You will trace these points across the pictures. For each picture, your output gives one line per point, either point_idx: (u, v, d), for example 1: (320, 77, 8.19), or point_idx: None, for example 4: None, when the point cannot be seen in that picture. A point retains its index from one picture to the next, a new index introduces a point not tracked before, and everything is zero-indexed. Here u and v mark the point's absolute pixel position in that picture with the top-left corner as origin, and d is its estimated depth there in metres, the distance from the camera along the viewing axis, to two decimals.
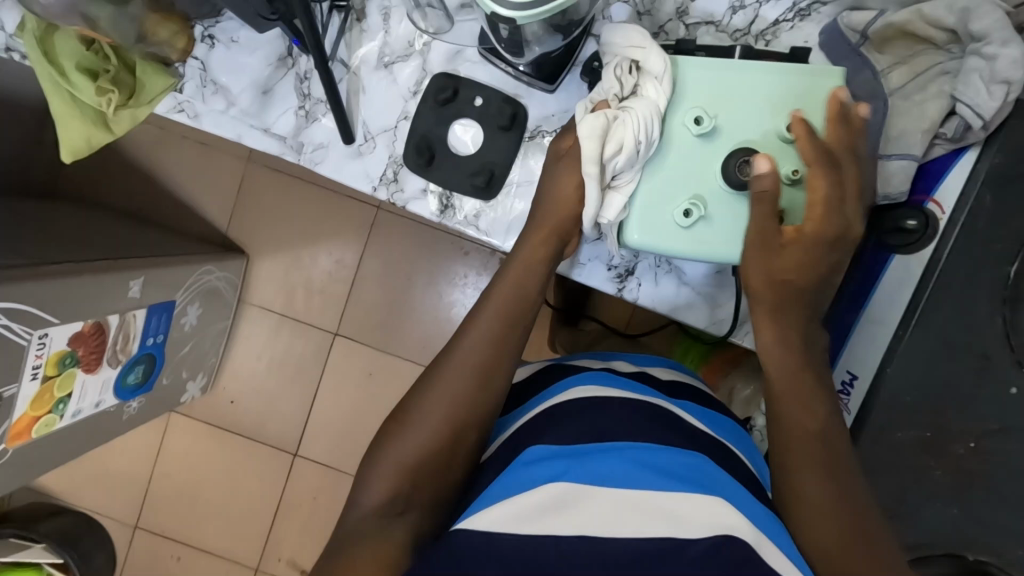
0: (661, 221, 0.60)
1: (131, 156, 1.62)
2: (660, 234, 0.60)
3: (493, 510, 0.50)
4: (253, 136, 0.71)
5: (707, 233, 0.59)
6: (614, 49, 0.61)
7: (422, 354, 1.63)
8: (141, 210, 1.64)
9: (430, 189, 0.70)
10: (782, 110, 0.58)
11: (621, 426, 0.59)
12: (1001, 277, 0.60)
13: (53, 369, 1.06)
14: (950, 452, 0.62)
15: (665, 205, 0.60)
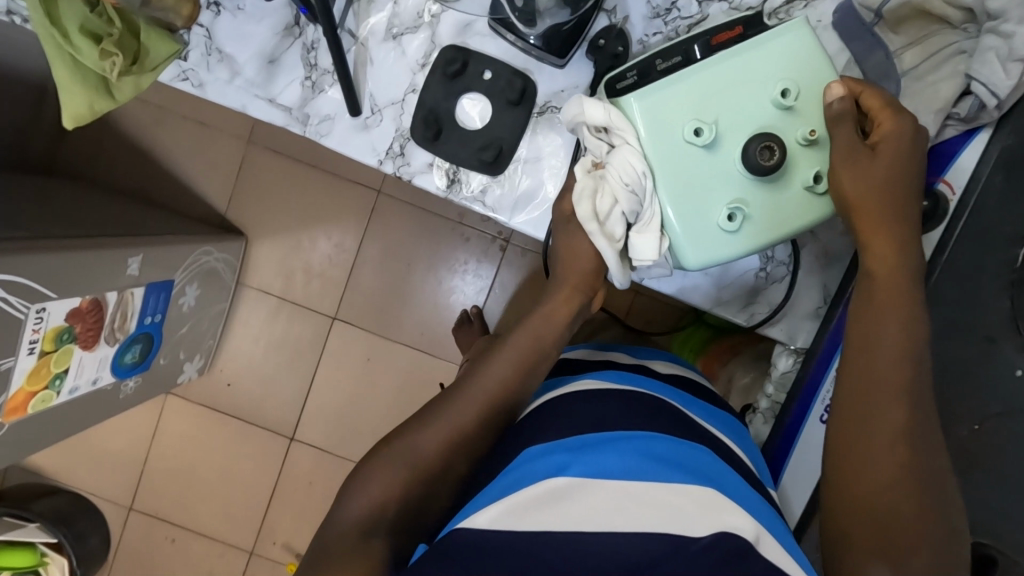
0: (705, 235, 0.58)
1: (130, 134, 1.60)
2: (709, 247, 0.59)
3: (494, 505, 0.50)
4: (258, 106, 0.70)
5: (757, 228, 0.59)
6: (572, 122, 0.60)
7: (421, 340, 1.62)
8: (139, 190, 1.62)
9: (436, 163, 0.69)
10: (768, 88, 0.57)
11: (625, 419, 0.60)
12: (1009, 260, 0.60)
13: (51, 345, 1.05)
14: (953, 434, 0.62)
15: (709, 214, 0.58)
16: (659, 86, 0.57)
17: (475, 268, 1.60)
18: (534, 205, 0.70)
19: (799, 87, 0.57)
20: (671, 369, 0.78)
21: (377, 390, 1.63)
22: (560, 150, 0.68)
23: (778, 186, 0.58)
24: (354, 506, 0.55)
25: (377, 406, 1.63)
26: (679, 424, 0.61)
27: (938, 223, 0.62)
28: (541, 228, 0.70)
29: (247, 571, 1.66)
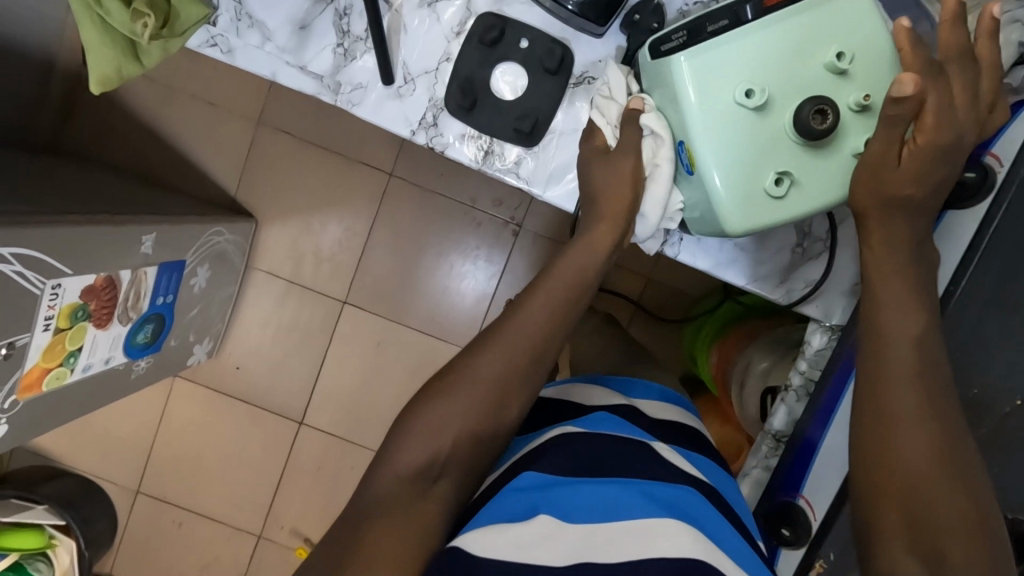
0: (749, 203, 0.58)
1: (137, 114, 1.58)
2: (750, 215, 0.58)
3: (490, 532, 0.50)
4: (288, 73, 0.68)
5: (804, 195, 0.58)
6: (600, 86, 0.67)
7: (431, 326, 1.61)
8: (146, 170, 1.60)
9: (469, 133, 0.68)
10: (823, 46, 0.55)
11: (616, 460, 0.60)
12: None
13: (65, 322, 1.03)
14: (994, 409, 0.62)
15: (755, 181, 0.57)
16: (712, 45, 0.56)
17: (486, 254, 1.59)
18: (568, 177, 0.69)
19: (854, 49, 0.56)
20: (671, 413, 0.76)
21: (387, 375, 1.62)
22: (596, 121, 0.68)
23: (826, 153, 0.57)
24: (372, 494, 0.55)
25: (387, 392, 1.63)
26: (668, 466, 0.62)
27: (983, 197, 0.63)
28: (575, 200, 0.69)
29: (255, 555, 1.65)
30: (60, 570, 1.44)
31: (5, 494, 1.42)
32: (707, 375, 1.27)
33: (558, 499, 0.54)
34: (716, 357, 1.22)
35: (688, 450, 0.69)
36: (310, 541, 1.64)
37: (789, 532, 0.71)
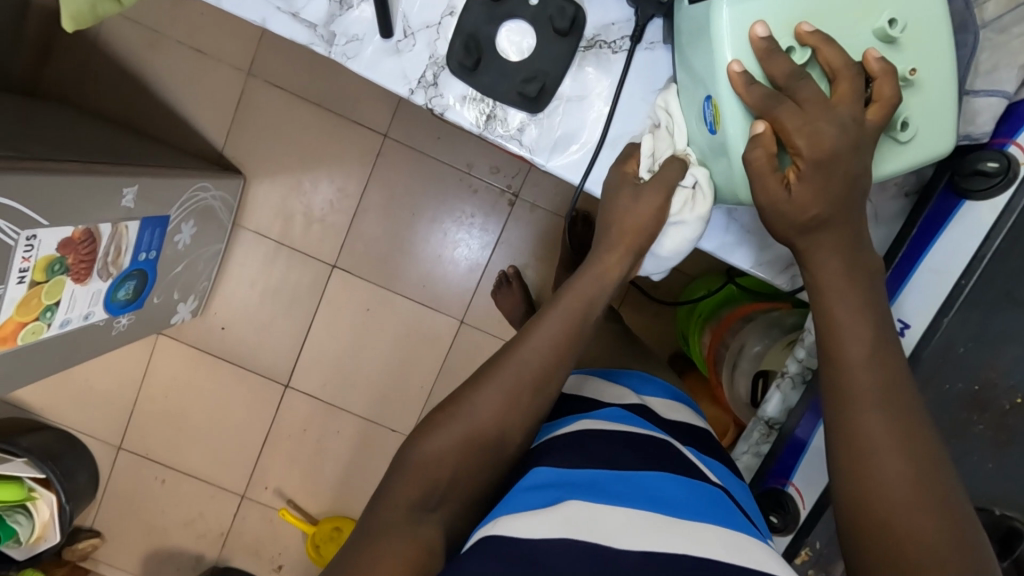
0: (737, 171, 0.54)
1: (120, 57, 1.50)
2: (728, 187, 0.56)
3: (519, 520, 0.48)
4: (279, 21, 0.63)
5: None
6: (612, 25, 0.63)
7: (424, 294, 1.58)
8: (128, 119, 1.53)
9: (472, 96, 0.64)
10: (873, 10, 0.50)
11: (630, 455, 0.58)
12: None
13: (42, 275, 1.00)
14: (995, 406, 0.60)
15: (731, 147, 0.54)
16: None
17: (481, 222, 1.56)
18: (574, 146, 0.65)
19: (912, 13, 0.50)
20: (675, 414, 0.73)
21: (375, 342, 1.60)
22: (606, 88, 0.64)
23: None
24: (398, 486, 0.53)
25: (375, 359, 1.61)
26: (682, 462, 0.59)
27: (1003, 189, 0.56)
28: (581, 171, 0.65)
29: (238, 514, 1.65)
30: (40, 523, 1.44)
31: None
32: (699, 356, 1.26)
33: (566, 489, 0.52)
34: (709, 338, 1.20)
35: (700, 451, 0.67)
36: (294, 503, 1.64)
37: (776, 519, 0.70)
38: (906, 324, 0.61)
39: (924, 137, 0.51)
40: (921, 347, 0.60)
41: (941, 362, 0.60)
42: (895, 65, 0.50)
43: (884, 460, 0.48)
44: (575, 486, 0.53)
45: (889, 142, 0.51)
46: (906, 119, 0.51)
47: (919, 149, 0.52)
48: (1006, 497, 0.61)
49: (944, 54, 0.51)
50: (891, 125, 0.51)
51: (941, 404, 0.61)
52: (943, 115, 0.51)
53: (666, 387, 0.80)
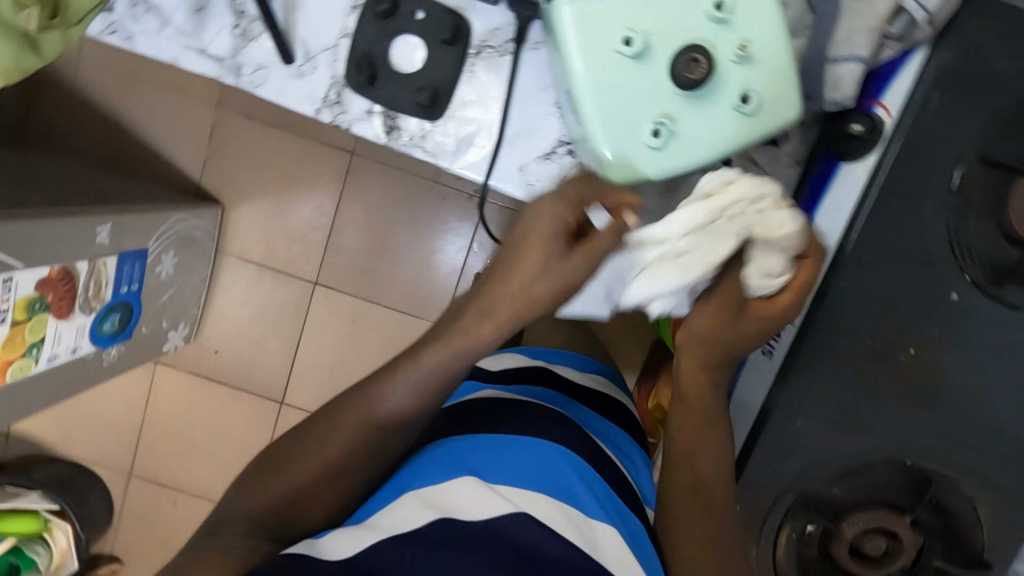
0: (631, 152, 0.53)
1: (99, 104, 1.58)
2: (653, 169, 0.53)
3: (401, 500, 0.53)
4: (189, 58, 0.68)
5: (688, 148, 0.52)
6: (494, 32, 0.66)
7: (405, 303, 1.63)
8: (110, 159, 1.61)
9: (375, 109, 0.68)
10: None
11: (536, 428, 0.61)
12: (945, 182, 0.57)
13: (22, 314, 1.06)
14: (893, 359, 0.61)
15: (627, 129, 0.52)
16: None
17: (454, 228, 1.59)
18: (474, 148, 0.69)
19: None
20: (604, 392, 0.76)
21: (362, 352, 1.65)
22: (497, 89, 0.67)
23: (705, 102, 0.52)
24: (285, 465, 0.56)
25: (363, 369, 1.65)
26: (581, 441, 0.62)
27: (872, 148, 0.58)
28: (483, 171, 0.69)
29: None
30: (59, 551, 1.51)
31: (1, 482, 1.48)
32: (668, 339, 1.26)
33: (471, 464, 0.57)
34: None
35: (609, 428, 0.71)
36: None
37: None
38: (797, 288, 0.63)
39: (770, 111, 0.52)
40: (812, 308, 0.61)
41: (833, 322, 0.61)
42: (723, 45, 0.51)
43: (696, 434, 0.62)
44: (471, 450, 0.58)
45: (737, 119, 0.52)
46: (747, 92, 0.51)
47: (769, 120, 0.52)
48: (917, 448, 0.63)
49: (778, 24, 0.51)
50: (734, 99, 0.51)
51: (839, 363, 0.61)
52: (784, 85, 0.52)
53: (588, 362, 0.82)
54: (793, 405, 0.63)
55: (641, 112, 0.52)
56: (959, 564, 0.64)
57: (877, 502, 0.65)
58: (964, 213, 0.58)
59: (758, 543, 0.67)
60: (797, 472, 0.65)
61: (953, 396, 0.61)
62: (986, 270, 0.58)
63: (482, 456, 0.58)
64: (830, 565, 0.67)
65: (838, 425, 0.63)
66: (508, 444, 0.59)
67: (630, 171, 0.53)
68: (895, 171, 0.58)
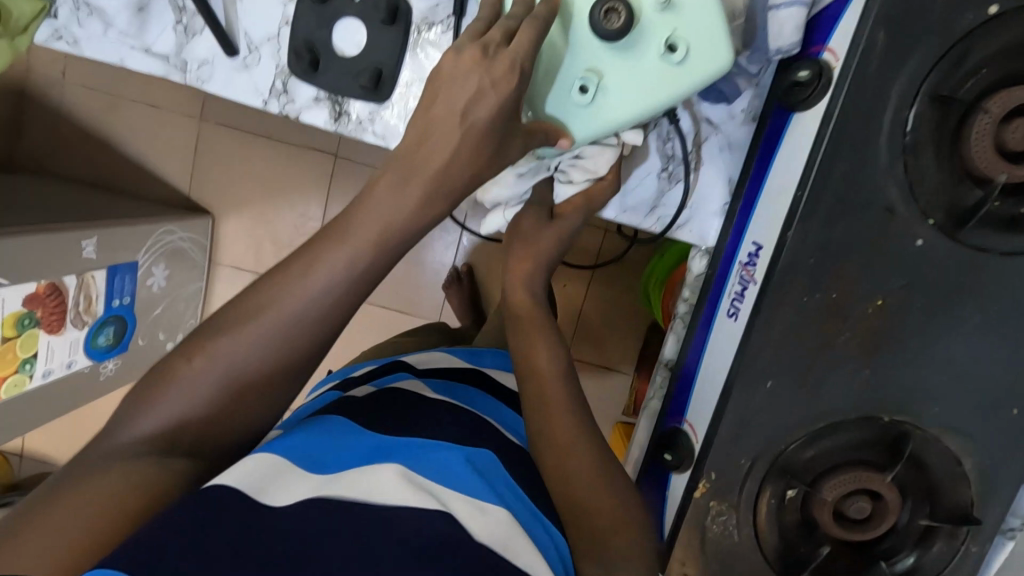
0: (567, 111, 0.54)
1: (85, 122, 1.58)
2: (590, 124, 0.55)
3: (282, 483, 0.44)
4: (136, 58, 0.69)
5: (618, 102, 0.54)
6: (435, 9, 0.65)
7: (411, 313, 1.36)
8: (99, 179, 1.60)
9: (321, 96, 0.68)
10: None
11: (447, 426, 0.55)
12: (900, 123, 0.54)
13: (12, 330, 1.08)
14: (858, 312, 0.59)
15: (561, 88, 0.54)
16: None
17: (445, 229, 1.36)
18: None
19: None
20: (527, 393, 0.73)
21: None
22: None
23: (632, 54, 0.53)
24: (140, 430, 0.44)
25: None
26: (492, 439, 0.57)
27: (822, 95, 0.56)
28: None
29: None
30: None
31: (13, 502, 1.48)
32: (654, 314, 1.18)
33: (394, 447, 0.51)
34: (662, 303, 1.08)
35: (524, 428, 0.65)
36: None
37: (671, 456, 0.69)
38: (758, 246, 0.61)
39: (700, 57, 0.52)
40: (771, 265, 0.59)
41: (792, 279, 0.58)
42: None
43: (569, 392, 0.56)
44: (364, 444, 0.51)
45: (666, 69, 0.52)
46: (674, 41, 0.52)
47: (699, 67, 0.52)
48: (892, 403, 0.61)
49: None
50: (660, 49, 0.52)
51: (802, 320, 0.59)
52: (713, 29, 0.51)
53: None
54: (758, 369, 0.61)
55: (568, 70, 0.53)
56: (944, 519, 0.62)
57: (855, 462, 0.63)
58: (917, 152, 0.55)
59: (737, 511, 0.65)
60: (770, 437, 0.63)
61: (923, 346, 0.59)
62: (949, 214, 0.56)
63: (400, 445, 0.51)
64: (813, 530, 0.65)
65: (806, 384, 0.61)
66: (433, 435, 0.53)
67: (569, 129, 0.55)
68: (849, 116, 0.55)
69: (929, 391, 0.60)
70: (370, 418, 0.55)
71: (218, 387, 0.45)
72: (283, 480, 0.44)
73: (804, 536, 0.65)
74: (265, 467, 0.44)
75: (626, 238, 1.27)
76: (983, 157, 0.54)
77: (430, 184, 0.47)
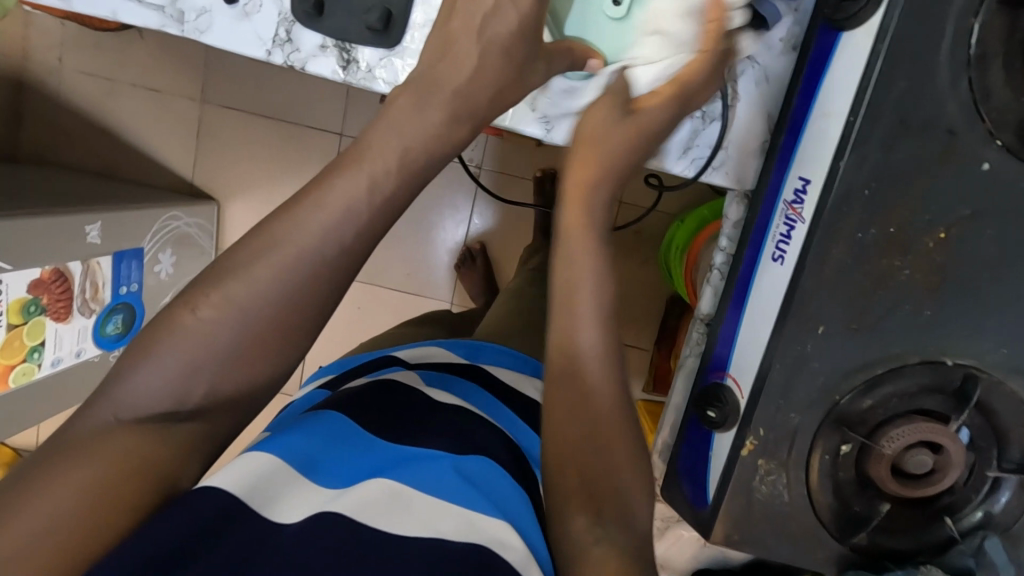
0: (598, 29, 0.56)
1: (65, 98, 1.41)
2: (620, 40, 0.56)
3: (271, 484, 0.42)
4: (128, 9, 0.64)
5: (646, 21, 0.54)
6: None
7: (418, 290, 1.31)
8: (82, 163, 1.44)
9: (328, 43, 0.64)
10: None
11: (440, 434, 0.52)
12: (964, 35, 0.50)
13: (17, 318, 1.01)
14: (918, 247, 0.55)
15: (589, 13, 0.55)
16: None
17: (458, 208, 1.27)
18: None
19: None
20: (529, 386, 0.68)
21: None
22: None
23: None
24: (142, 398, 0.39)
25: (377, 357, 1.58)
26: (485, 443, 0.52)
27: (875, 8, 0.51)
28: None
29: None
30: None
31: None
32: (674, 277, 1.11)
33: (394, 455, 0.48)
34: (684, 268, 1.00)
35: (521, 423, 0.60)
36: None
37: (714, 414, 0.64)
38: (806, 181, 0.56)
39: None
40: (822, 199, 0.54)
41: (845, 213, 0.54)
42: None
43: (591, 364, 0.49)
44: (354, 456, 0.48)
45: None
46: None
47: None
48: (956, 345, 0.56)
49: None
50: None
51: (859, 258, 0.55)
52: None
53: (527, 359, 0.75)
54: (812, 310, 0.56)
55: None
56: (1012, 468, 0.58)
57: (912, 411, 0.59)
58: (983, 67, 0.50)
59: (787, 469, 0.61)
60: (824, 386, 0.58)
61: (988, 281, 0.55)
62: (1020, 132, 0.51)
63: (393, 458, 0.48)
64: (868, 487, 0.61)
65: (863, 328, 0.57)
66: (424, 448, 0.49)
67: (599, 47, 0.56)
68: (909, 25, 0.50)
69: (994, 331, 0.56)
70: (366, 418, 0.52)
71: (227, 356, 0.41)
72: (282, 490, 0.42)
73: (858, 493, 0.61)
74: (260, 473, 0.42)
75: (644, 208, 1.23)
76: None
77: (455, 101, 0.47)
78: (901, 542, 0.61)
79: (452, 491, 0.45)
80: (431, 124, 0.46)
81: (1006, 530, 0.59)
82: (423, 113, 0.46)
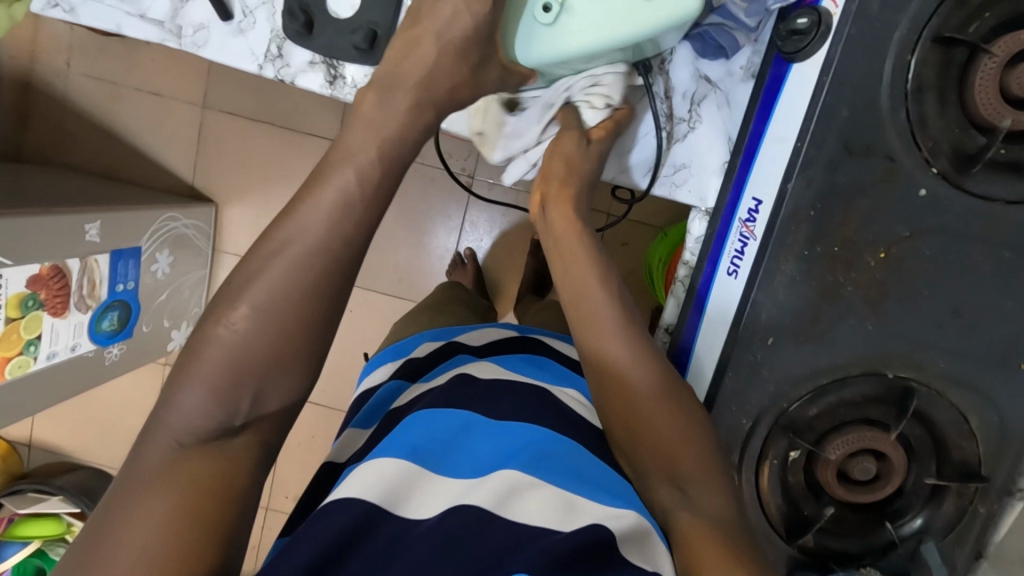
0: (519, 28, 0.54)
1: (72, 101, 1.45)
2: (537, 46, 0.55)
3: (373, 475, 0.44)
4: (131, 24, 0.68)
5: (573, 29, 0.54)
6: None
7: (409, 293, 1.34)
8: (86, 163, 1.48)
9: (316, 60, 0.68)
10: None
11: (519, 408, 0.52)
12: (902, 68, 0.54)
13: (15, 311, 1.03)
14: (861, 264, 0.58)
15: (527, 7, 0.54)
16: None
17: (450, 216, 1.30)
18: None
19: None
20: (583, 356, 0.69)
21: None
22: None
23: None
24: None
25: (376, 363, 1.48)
26: (561, 415, 0.53)
27: (821, 42, 0.55)
28: None
29: (264, 526, 1.43)
30: None
31: (20, 487, 1.30)
32: (655, 281, 1.13)
33: (477, 435, 0.50)
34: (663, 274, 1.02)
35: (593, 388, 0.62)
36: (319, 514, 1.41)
37: None
38: (759, 201, 0.60)
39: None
40: (772, 220, 0.58)
41: (792, 230, 0.58)
42: None
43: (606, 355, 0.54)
44: (447, 437, 0.49)
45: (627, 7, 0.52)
46: None
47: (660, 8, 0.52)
48: (899, 358, 0.60)
49: None
50: None
51: (806, 272, 0.58)
52: None
53: None
54: (762, 322, 0.60)
55: None
56: (953, 477, 0.61)
57: (859, 419, 0.62)
58: (920, 99, 0.54)
59: (739, 472, 0.64)
60: (774, 394, 0.62)
61: (928, 297, 0.58)
62: (953, 159, 0.55)
63: (519, 440, 0.49)
64: (820, 493, 0.64)
65: (806, 339, 0.60)
66: (510, 424, 0.50)
67: (512, 42, 0.55)
68: (850, 59, 0.54)
69: (935, 343, 0.59)
70: (446, 397, 0.53)
71: (211, 349, 0.44)
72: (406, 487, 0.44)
73: (808, 497, 0.64)
74: (393, 476, 0.44)
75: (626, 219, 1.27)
76: (989, 105, 0.53)
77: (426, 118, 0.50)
78: (849, 544, 0.64)
79: (537, 469, 0.45)
80: (404, 139, 0.50)
81: (944, 536, 0.62)
82: (398, 124, 0.50)
